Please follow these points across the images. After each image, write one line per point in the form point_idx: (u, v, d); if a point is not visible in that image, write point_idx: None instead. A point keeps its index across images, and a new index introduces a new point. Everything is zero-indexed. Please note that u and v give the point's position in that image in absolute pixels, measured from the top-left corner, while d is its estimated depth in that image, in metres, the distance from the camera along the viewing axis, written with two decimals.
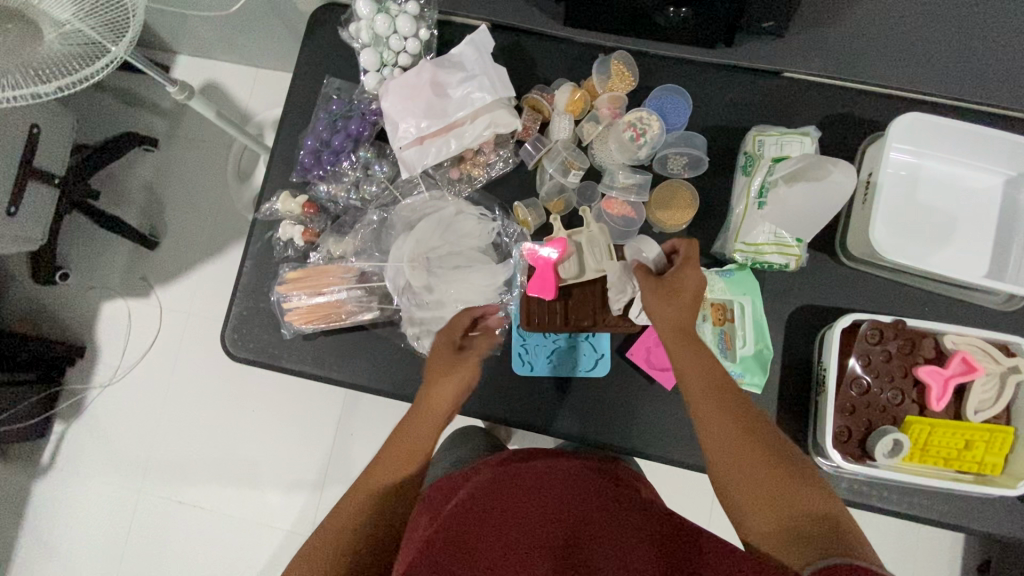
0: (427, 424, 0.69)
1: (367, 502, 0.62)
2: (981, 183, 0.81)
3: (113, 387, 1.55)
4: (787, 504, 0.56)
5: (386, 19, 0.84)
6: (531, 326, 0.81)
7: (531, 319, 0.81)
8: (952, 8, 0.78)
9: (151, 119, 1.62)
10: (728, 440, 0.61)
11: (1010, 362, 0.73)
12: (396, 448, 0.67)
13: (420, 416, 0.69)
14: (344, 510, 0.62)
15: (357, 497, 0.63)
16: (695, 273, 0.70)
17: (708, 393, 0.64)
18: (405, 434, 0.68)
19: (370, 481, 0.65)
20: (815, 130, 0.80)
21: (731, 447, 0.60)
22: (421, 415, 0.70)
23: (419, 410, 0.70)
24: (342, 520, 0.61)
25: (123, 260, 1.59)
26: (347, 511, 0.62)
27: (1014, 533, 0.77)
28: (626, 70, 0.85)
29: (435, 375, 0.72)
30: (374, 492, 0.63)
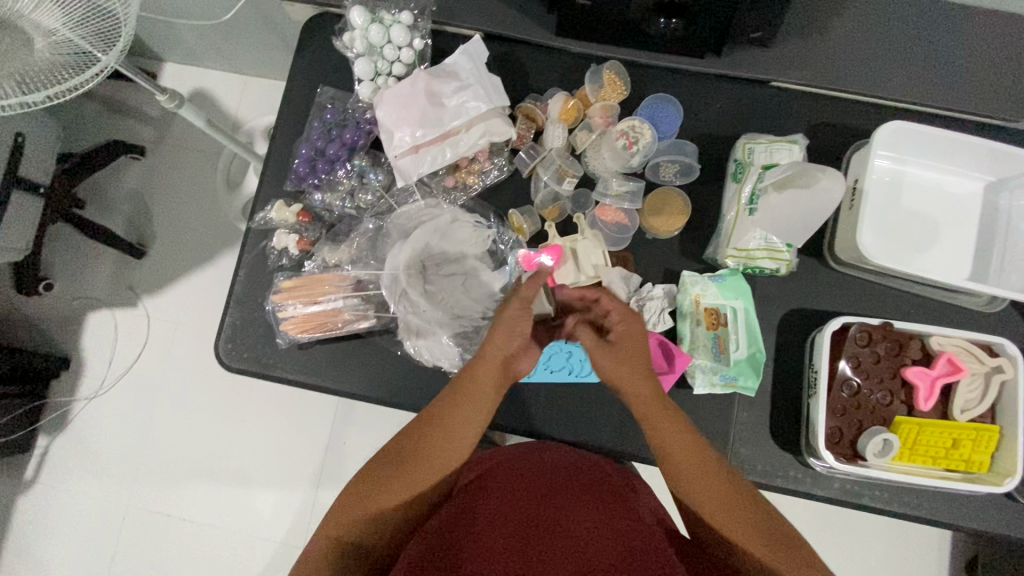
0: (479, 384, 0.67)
1: (419, 479, 0.65)
2: (962, 189, 0.83)
3: (99, 399, 1.52)
4: (762, 540, 0.60)
5: (380, 29, 0.85)
6: None
7: None
8: (931, 20, 0.81)
9: (138, 127, 1.61)
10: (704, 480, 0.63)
11: (993, 362, 0.75)
12: (449, 423, 0.67)
13: (473, 390, 0.68)
14: (393, 479, 0.64)
15: (410, 470, 0.65)
16: (637, 327, 0.69)
17: (676, 444, 0.65)
18: (459, 408, 0.67)
19: (418, 452, 0.66)
20: (803, 137, 0.82)
21: (703, 497, 0.63)
22: (475, 391, 0.68)
23: (474, 387, 0.68)
24: (391, 493, 0.64)
25: (109, 270, 1.56)
26: (399, 482, 0.64)
27: (1001, 530, 0.79)
28: (618, 79, 0.86)
29: (495, 354, 0.68)
30: (424, 464, 0.66)
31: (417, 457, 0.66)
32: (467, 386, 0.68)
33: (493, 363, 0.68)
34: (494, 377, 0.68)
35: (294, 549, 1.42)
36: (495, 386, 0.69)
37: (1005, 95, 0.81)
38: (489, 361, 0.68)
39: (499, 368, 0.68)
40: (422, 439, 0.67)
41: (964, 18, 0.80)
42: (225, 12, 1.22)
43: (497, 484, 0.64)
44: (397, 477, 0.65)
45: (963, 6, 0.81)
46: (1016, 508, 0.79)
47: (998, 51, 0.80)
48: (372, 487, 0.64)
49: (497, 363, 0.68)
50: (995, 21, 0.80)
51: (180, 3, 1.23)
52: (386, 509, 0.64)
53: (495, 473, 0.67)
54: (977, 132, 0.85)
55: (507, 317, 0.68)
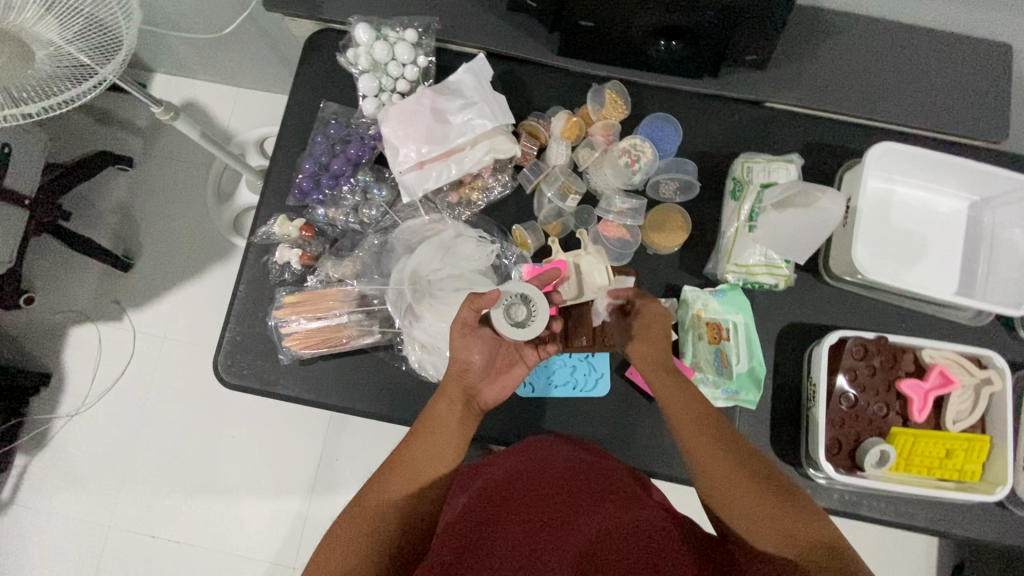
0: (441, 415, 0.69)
1: (389, 523, 0.61)
2: (948, 207, 0.87)
3: (82, 416, 1.47)
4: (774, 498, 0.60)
5: (385, 46, 0.86)
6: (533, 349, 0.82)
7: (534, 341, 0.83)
8: (916, 46, 0.84)
9: (126, 138, 1.58)
10: (704, 448, 0.65)
11: (982, 374, 0.78)
12: (411, 463, 0.66)
13: (435, 423, 0.69)
14: (362, 529, 0.60)
15: (378, 517, 0.61)
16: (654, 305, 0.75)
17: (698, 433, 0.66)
18: (423, 442, 0.67)
19: (384, 498, 0.63)
20: (798, 157, 0.84)
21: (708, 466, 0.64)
22: (438, 424, 0.68)
23: (436, 420, 0.69)
24: (386, 501, 0.63)
25: (95, 283, 1.53)
26: (367, 529, 0.61)
27: (993, 538, 0.81)
28: (619, 99, 0.88)
29: (454, 380, 0.71)
30: (392, 506, 0.63)
31: (384, 501, 0.63)
32: (427, 421, 0.69)
33: (453, 390, 0.70)
34: (456, 403, 0.70)
35: (284, 568, 1.39)
36: (455, 414, 0.69)
37: (988, 118, 0.85)
38: (449, 392, 0.70)
39: (460, 393, 0.71)
40: (388, 482, 0.65)
41: (946, 45, 0.84)
42: (223, 25, 1.22)
43: (517, 490, 0.61)
44: (363, 527, 0.61)
45: (946, 32, 0.85)
46: (1007, 516, 0.81)
47: (981, 76, 0.84)
48: (337, 540, 0.60)
49: (458, 389, 0.70)
50: (977, 47, 0.84)
51: (175, 15, 1.22)
52: (354, 557, 0.58)
53: (504, 479, 0.64)
54: (961, 152, 0.88)
55: (457, 338, 0.71)
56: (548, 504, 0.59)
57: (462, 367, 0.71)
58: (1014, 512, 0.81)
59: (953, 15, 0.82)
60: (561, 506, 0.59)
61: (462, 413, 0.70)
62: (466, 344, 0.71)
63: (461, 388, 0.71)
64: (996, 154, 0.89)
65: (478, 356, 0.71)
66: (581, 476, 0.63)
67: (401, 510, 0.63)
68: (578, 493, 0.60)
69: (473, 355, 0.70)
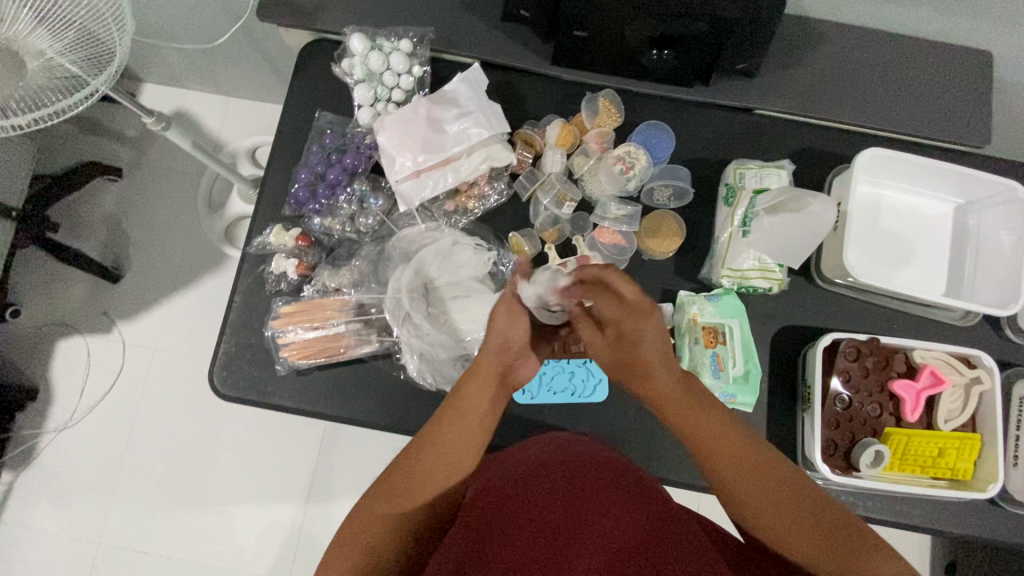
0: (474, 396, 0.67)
1: (415, 503, 0.62)
2: (935, 210, 0.88)
3: (71, 431, 1.45)
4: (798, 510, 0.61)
5: (380, 56, 0.86)
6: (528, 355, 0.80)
7: None
8: (901, 54, 0.87)
9: (115, 148, 1.57)
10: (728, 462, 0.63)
11: (972, 374, 0.80)
12: (439, 444, 0.65)
13: (464, 404, 0.66)
14: (390, 508, 0.62)
15: (407, 496, 0.63)
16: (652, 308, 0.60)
17: (725, 459, 0.63)
18: (452, 423, 0.66)
19: (411, 480, 0.63)
20: (789, 163, 0.86)
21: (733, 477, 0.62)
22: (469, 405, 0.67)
23: (466, 402, 0.66)
24: (412, 487, 0.63)
25: (83, 295, 1.51)
26: (394, 508, 0.62)
27: (987, 534, 0.82)
28: (613, 107, 0.89)
29: (488, 360, 0.66)
30: (419, 487, 0.63)
31: (411, 482, 0.63)
32: (460, 399, 0.67)
33: (487, 369, 0.66)
34: (489, 383, 0.67)
35: None
36: (486, 397, 0.67)
37: (972, 123, 0.87)
38: (482, 370, 0.66)
39: (494, 373, 0.66)
40: (416, 461, 0.65)
41: (930, 52, 0.87)
42: (215, 36, 1.22)
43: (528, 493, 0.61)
44: (390, 507, 0.62)
45: (930, 40, 0.87)
46: (998, 513, 0.82)
47: (963, 83, 0.86)
48: (364, 519, 0.61)
49: (492, 369, 0.66)
50: (961, 55, 0.86)
51: (165, 26, 1.22)
52: (379, 536, 0.60)
53: (516, 479, 0.64)
54: (945, 157, 0.91)
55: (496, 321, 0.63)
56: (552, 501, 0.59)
57: (501, 347, 0.64)
58: (1005, 509, 0.82)
59: (936, 24, 0.84)
60: (564, 504, 0.59)
61: (494, 394, 0.67)
62: (505, 324, 0.63)
63: (497, 366, 0.66)
64: (980, 157, 0.91)
65: (520, 336, 0.64)
66: (588, 467, 0.63)
67: (429, 490, 0.63)
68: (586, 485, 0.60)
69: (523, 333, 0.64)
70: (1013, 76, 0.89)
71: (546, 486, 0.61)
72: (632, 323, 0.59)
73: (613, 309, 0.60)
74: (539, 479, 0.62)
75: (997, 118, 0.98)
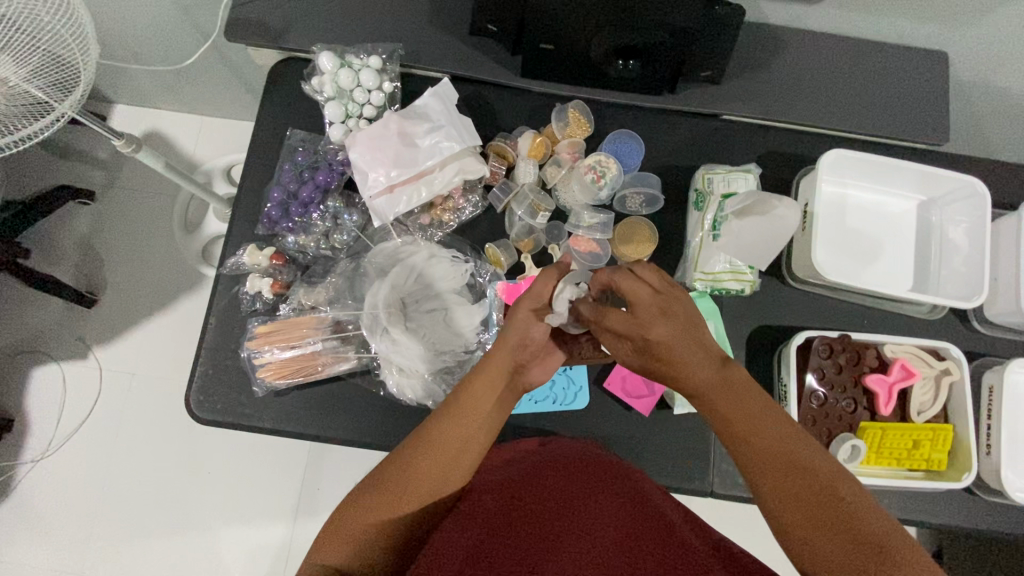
0: (480, 397, 0.64)
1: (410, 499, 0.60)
2: (899, 207, 0.91)
3: (46, 462, 1.41)
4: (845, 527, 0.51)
5: (350, 73, 0.86)
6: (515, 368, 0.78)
7: None
8: (858, 57, 0.89)
9: (86, 171, 1.55)
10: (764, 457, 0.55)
11: (941, 366, 0.82)
12: (440, 442, 0.62)
13: (469, 402, 0.63)
14: (384, 502, 0.59)
15: (404, 489, 0.60)
16: (677, 308, 0.60)
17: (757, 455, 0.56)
18: (455, 420, 0.63)
19: (407, 476, 0.61)
20: (756, 166, 0.88)
21: (770, 478, 0.55)
22: (475, 403, 0.64)
23: (470, 401, 0.63)
24: (409, 484, 0.60)
25: (56, 321, 1.47)
26: (388, 501, 0.60)
27: (964, 522, 0.84)
28: (582, 118, 0.91)
29: (500, 360, 0.65)
30: (416, 483, 0.61)
31: (407, 478, 0.60)
32: (467, 394, 0.64)
33: (496, 369, 0.65)
34: (498, 382, 0.65)
35: None
36: (493, 397, 0.64)
37: (928, 122, 0.90)
38: (492, 370, 0.64)
39: (504, 373, 0.65)
40: (414, 456, 0.61)
41: (886, 55, 0.89)
42: (184, 56, 1.21)
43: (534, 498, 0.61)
44: (384, 500, 0.60)
45: (884, 44, 0.90)
46: (974, 501, 0.84)
47: (920, 84, 0.89)
48: (358, 507, 0.60)
49: (503, 369, 0.65)
50: (914, 57, 0.89)
51: (134, 47, 1.21)
52: (370, 530, 0.59)
53: (516, 482, 0.64)
54: (907, 155, 0.93)
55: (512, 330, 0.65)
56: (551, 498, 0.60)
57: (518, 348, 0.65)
58: (980, 496, 0.84)
59: (890, 28, 0.87)
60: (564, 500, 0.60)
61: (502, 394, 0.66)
62: (519, 331, 0.65)
63: (512, 367, 0.65)
64: (939, 154, 0.94)
65: (538, 334, 0.65)
66: (580, 467, 0.65)
67: (427, 488, 0.61)
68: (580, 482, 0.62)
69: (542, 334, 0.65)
70: (967, 75, 0.92)
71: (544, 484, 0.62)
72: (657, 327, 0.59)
73: (626, 320, 0.60)
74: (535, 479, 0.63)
75: (955, 116, 1.01)
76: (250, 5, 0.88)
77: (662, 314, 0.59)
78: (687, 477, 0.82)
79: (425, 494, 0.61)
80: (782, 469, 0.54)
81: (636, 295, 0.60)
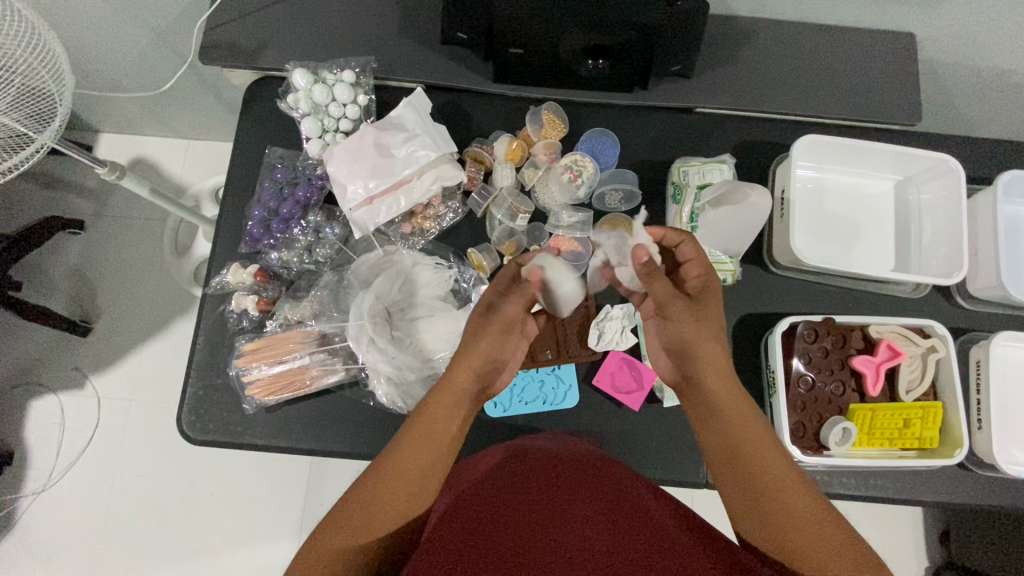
0: (442, 417, 0.64)
1: (383, 523, 0.59)
2: (875, 188, 0.92)
3: (48, 493, 1.41)
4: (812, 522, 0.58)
5: (324, 88, 0.87)
6: (537, 362, 0.83)
7: (537, 355, 0.83)
8: (825, 43, 0.90)
9: (74, 201, 1.55)
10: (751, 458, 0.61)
11: (927, 343, 0.82)
12: (406, 467, 0.61)
13: (433, 419, 0.64)
14: (357, 521, 0.58)
15: (377, 504, 0.59)
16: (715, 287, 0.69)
17: (739, 445, 0.62)
18: (417, 440, 0.62)
19: (379, 500, 0.59)
20: (730, 157, 0.89)
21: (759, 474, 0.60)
22: (435, 421, 0.64)
23: (431, 419, 0.63)
24: (384, 503, 0.59)
25: (52, 352, 1.48)
26: (364, 520, 0.58)
27: (961, 499, 0.84)
28: (557, 118, 0.91)
29: (461, 382, 0.66)
30: (392, 507, 0.59)
31: (378, 496, 0.60)
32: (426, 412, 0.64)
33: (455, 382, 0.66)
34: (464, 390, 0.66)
35: None
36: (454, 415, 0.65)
37: (899, 103, 0.90)
38: (452, 391, 0.65)
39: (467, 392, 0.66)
40: (382, 479, 0.60)
41: (853, 40, 0.90)
42: (166, 82, 1.23)
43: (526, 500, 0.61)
44: (358, 512, 0.59)
45: (851, 28, 0.91)
46: (970, 478, 0.84)
47: (889, 66, 0.90)
48: (338, 524, 0.59)
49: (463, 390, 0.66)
50: (880, 40, 0.90)
51: (115, 74, 1.21)
52: (352, 555, 0.57)
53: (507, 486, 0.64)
54: (881, 137, 0.94)
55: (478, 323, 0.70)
56: (537, 501, 0.61)
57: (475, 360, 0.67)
58: (975, 472, 0.84)
59: (855, 12, 0.88)
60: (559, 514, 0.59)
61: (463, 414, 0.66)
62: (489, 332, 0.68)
63: (477, 387, 0.68)
64: (913, 134, 0.95)
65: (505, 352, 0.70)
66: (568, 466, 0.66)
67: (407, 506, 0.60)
68: (560, 481, 0.63)
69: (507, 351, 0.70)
70: (937, 55, 0.93)
71: (531, 493, 0.62)
72: (700, 278, 0.69)
73: (696, 273, 0.70)
74: (519, 487, 0.63)
75: (927, 97, 1.02)
76: (222, 27, 0.89)
77: (705, 270, 0.70)
78: (683, 470, 0.82)
79: (399, 512, 0.60)
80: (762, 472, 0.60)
81: (697, 248, 0.71)
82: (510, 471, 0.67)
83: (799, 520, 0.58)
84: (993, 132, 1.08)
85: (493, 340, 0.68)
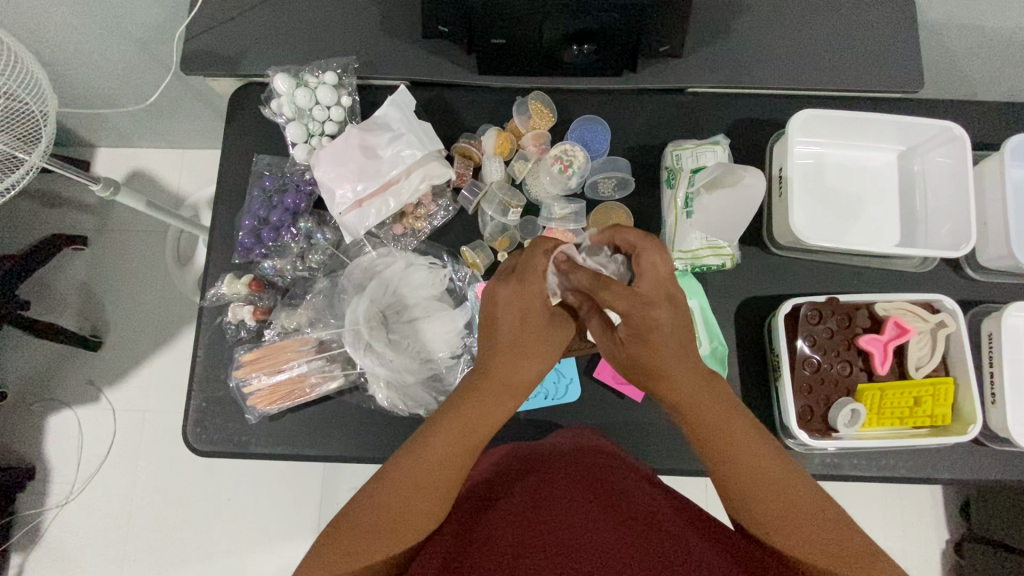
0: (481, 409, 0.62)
1: (414, 511, 0.58)
2: (877, 161, 0.89)
3: (72, 505, 1.44)
4: (807, 528, 0.55)
5: (306, 92, 0.86)
6: None
7: None
8: (819, 13, 0.87)
9: (75, 217, 1.56)
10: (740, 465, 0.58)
11: (936, 318, 0.80)
12: (438, 451, 0.60)
13: (476, 422, 0.61)
14: (387, 502, 0.58)
15: (412, 488, 0.58)
16: (664, 314, 0.57)
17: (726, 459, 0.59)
18: (451, 428, 0.61)
19: (413, 487, 0.58)
20: (724, 137, 0.86)
21: (749, 478, 0.58)
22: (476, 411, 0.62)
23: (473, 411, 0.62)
24: (417, 482, 0.59)
25: (66, 366, 1.50)
26: (398, 503, 0.58)
27: (976, 475, 0.82)
28: (545, 108, 0.89)
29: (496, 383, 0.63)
30: (428, 492, 0.58)
31: (409, 482, 0.59)
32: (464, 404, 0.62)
33: (503, 380, 0.63)
34: (505, 394, 0.63)
35: None
36: (498, 407, 0.63)
37: (901, 70, 0.87)
38: (491, 386, 0.63)
39: (506, 384, 0.63)
40: (417, 466, 0.59)
41: (849, 8, 0.87)
42: (153, 93, 1.22)
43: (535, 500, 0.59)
44: (385, 493, 0.58)
45: None
46: (984, 454, 0.82)
47: (886, 33, 0.86)
48: (367, 505, 0.59)
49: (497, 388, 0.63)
50: (876, 6, 0.87)
51: (104, 89, 1.21)
52: (387, 539, 0.57)
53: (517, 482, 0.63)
54: (883, 106, 0.91)
55: (531, 328, 0.63)
56: (535, 504, 0.59)
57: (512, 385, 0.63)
58: (989, 447, 0.82)
59: None
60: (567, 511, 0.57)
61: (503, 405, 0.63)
62: (540, 349, 0.63)
63: (505, 389, 0.63)
64: (916, 101, 0.91)
65: (533, 366, 0.63)
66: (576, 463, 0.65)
67: (440, 491, 0.59)
68: (563, 484, 0.61)
69: (542, 359, 0.64)
70: (938, 17, 0.89)
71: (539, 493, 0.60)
72: (662, 314, 0.58)
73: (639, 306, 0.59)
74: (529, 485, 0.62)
75: (930, 60, 0.98)
76: (200, 36, 0.88)
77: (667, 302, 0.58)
78: (688, 459, 0.81)
79: (428, 499, 0.58)
80: (753, 478, 0.58)
81: (662, 262, 0.59)
82: (517, 468, 0.66)
83: (782, 522, 0.56)
84: (1002, 94, 1.04)
85: (542, 356, 0.64)
